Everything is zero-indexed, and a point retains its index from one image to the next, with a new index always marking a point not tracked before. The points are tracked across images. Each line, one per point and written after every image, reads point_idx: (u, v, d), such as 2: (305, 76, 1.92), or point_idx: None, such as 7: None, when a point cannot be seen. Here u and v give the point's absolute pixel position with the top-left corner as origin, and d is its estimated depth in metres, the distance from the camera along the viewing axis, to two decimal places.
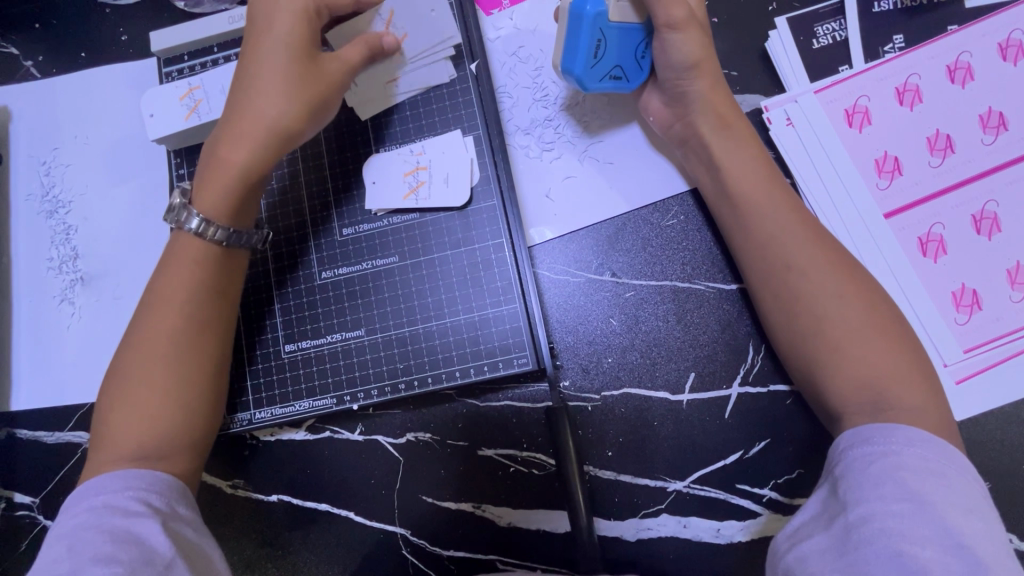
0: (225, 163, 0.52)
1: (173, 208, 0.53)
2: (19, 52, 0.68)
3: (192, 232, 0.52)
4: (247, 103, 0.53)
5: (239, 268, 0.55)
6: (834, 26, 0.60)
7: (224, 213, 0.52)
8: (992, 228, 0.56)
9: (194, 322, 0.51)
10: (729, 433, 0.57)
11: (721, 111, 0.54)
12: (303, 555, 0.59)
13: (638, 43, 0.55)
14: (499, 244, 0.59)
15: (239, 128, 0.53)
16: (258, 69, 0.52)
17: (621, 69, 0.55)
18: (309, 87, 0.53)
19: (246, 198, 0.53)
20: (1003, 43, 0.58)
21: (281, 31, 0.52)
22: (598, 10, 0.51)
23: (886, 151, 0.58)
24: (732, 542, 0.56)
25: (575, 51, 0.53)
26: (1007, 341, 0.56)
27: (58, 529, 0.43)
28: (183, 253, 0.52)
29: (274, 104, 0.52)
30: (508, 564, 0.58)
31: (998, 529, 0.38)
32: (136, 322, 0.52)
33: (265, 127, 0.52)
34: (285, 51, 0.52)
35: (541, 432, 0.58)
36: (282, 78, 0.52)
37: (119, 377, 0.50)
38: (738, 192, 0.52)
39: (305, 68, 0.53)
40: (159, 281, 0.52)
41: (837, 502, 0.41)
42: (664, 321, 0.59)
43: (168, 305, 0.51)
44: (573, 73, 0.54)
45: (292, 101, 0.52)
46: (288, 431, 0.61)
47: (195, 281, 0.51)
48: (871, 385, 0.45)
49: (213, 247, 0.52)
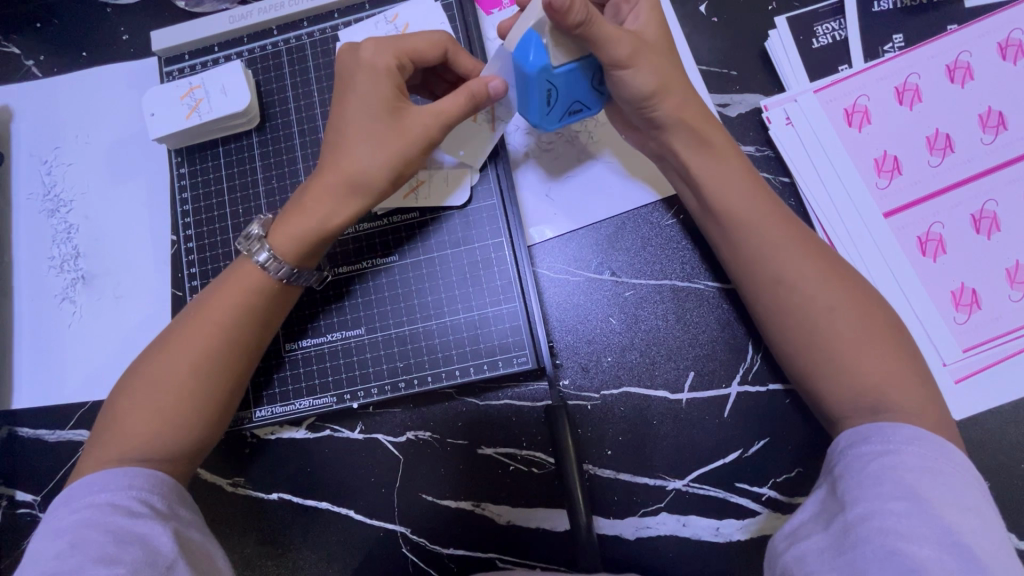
0: (307, 216, 0.50)
1: (249, 237, 0.51)
2: (20, 52, 0.68)
3: (260, 265, 0.51)
4: (332, 152, 0.50)
5: (289, 302, 0.55)
6: (833, 26, 0.60)
7: (294, 256, 0.51)
8: (991, 228, 0.57)
9: (236, 340, 0.50)
10: (727, 431, 0.57)
11: (695, 128, 0.52)
12: (303, 552, 0.59)
13: (592, 75, 0.50)
14: (499, 243, 0.60)
15: (324, 181, 0.50)
16: (348, 122, 0.50)
17: (581, 103, 0.52)
18: (397, 138, 0.49)
19: (317, 247, 0.52)
20: (1002, 43, 0.58)
21: (365, 83, 0.50)
22: (540, 65, 0.46)
23: (885, 150, 0.58)
24: (731, 540, 0.56)
25: (528, 99, 0.50)
26: (1006, 340, 0.56)
27: (57, 526, 0.43)
28: (239, 275, 0.51)
29: (362, 157, 0.49)
30: (508, 562, 0.58)
31: (996, 527, 0.38)
32: (174, 325, 0.51)
33: (348, 178, 0.49)
34: (377, 103, 0.49)
35: (540, 431, 0.59)
36: (368, 128, 0.49)
37: (138, 377, 0.49)
38: (722, 206, 0.51)
39: (389, 121, 0.49)
40: (210, 293, 0.51)
41: (837, 502, 0.41)
42: (665, 320, 0.59)
43: (207, 318, 0.50)
44: (527, 117, 0.52)
45: (380, 154, 0.49)
46: (288, 430, 0.61)
47: (241, 303, 0.51)
48: (867, 388, 0.44)
49: (274, 281, 0.51)
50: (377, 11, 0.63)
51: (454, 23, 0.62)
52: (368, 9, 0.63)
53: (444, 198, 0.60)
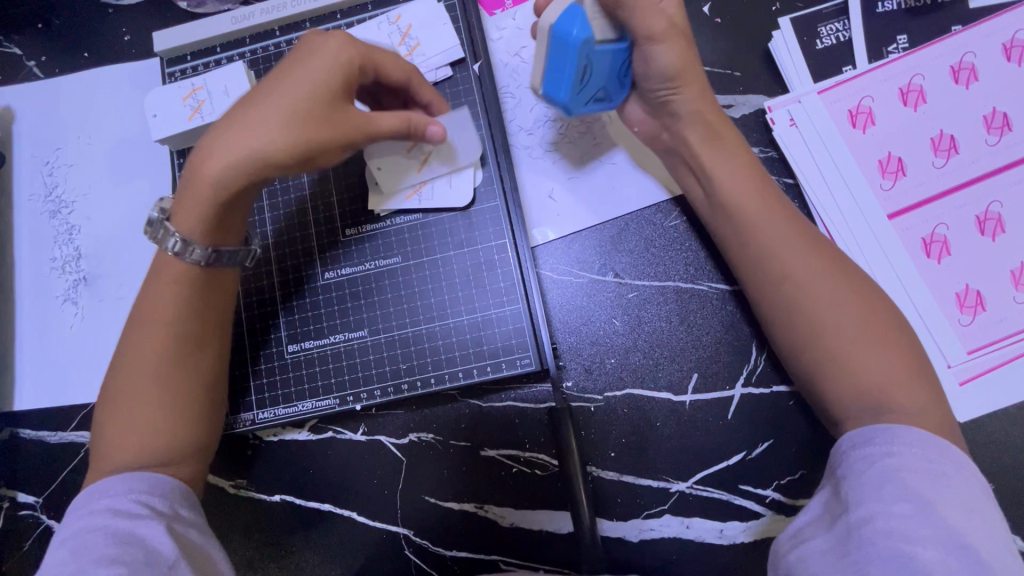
0: (198, 180, 0.45)
1: (153, 223, 0.50)
2: (22, 53, 0.68)
3: (171, 252, 0.49)
4: (244, 112, 0.45)
5: (232, 285, 0.54)
6: (838, 26, 0.60)
7: (197, 234, 0.48)
8: (996, 229, 0.56)
9: (180, 334, 0.50)
10: (731, 433, 0.57)
11: (710, 122, 0.53)
12: (305, 554, 0.59)
13: (620, 62, 0.52)
14: (503, 244, 0.59)
15: (226, 143, 0.45)
16: (275, 90, 0.46)
17: (605, 91, 0.53)
18: (316, 124, 0.45)
19: (204, 223, 0.47)
20: (1007, 43, 0.58)
21: (319, 66, 0.46)
22: (584, 36, 0.46)
23: (890, 151, 0.58)
24: (735, 542, 0.56)
25: (561, 79, 0.48)
26: (1011, 342, 0.55)
27: (65, 532, 0.43)
28: (166, 268, 0.50)
29: (273, 129, 0.44)
30: (511, 564, 0.58)
31: (1002, 529, 0.38)
32: (128, 333, 0.50)
33: (243, 148, 0.44)
34: (317, 86, 0.46)
35: (544, 432, 0.58)
36: (296, 101, 0.45)
37: (111, 393, 0.49)
38: (730, 203, 0.51)
39: (321, 106, 0.46)
40: (147, 293, 0.51)
41: (840, 503, 0.41)
42: (668, 321, 0.59)
43: (150, 319, 0.50)
44: (555, 100, 0.49)
45: (290, 130, 0.44)
46: (291, 431, 0.61)
47: (178, 295, 0.50)
48: (873, 388, 0.44)
49: (191, 266, 0.50)
50: (380, 11, 0.63)
51: (458, 24, 0.62)
52: (371, 9, 0.63)
53: (447, 199, 0.60)
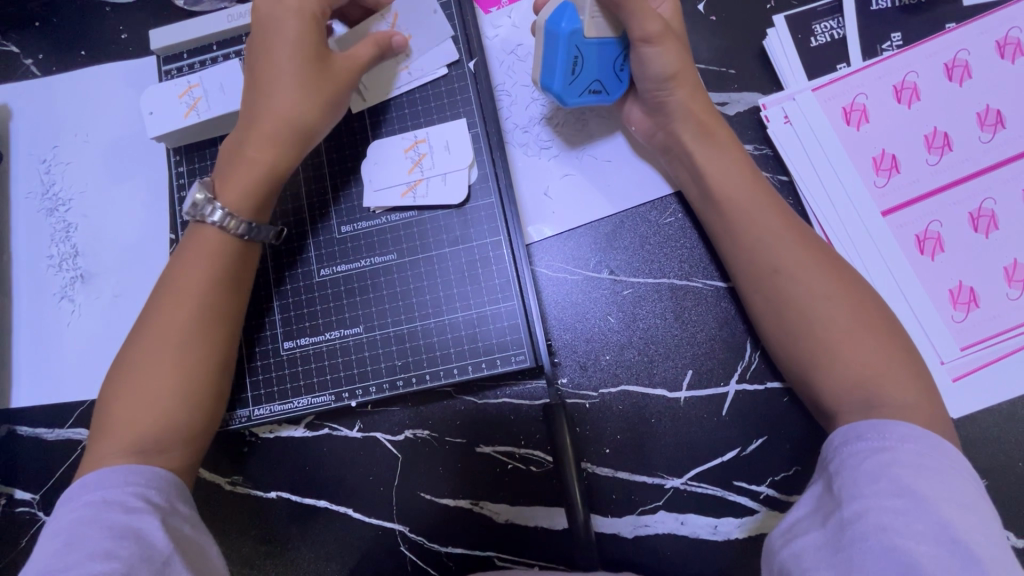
0: (249, 164, 0.53)
1: (195, 203, 0.53)
2: (19, 51, 0.68)
3: (212, 223, 0.53)
4: (262, 97, 0.54)
5: (250, 269, 0.55)
6: (832, 24, 0.60)
7: (246, 209, 0.54)
8: (989, 226, 0.57)
9: (202, 316, 0.51)
10: (726, 430, 0.57)
11: (702, 120, 0.54)
12: (301, 550, 0.59)
13: (616, 57, 0.54)
14: (498, 241, 0.60)
15: (258, 128, 0.53)
16: (273, 69, 0.53)
17: (601, 83, 0.54)
18: (325, 82, 0.54)
19: (266, 197, 0.55)
20: (1001, 41, 0.58)
21: (294, 36, 0.53)
22: (571, 28, 0.50)
23: (884, 149, 0.58)
24: (729, 538, 0.56)
25: (553, 67, 0.52)
26: (1005, 338, 0.56)
27: (57, 524, 0.43)
28: (202, 246, 0.52)
29: (292, 100, 0.53)
30: (506, 561, 0.58)
31: (995, 525, 0.38)
32: (148, 311, 0.52)
33: (280, 126, 0.53)
34: (303, 48, 0.53)
35: (539, 429, 0.59)
36: (296, 71, 0.53)
37: (123, 371, 0.50)
38: (722, 198, 0.52)
39: (316, 65, 0.53)
40: (174, 271, 0.52)
41: (833, 498, 0.41)
42: (663, 318, 0.59)
43: (175, 300, 0.51)
44: (549, 89, 0.53)
45: (308, 95, 0.53)
46: (287, 428, 0.61)
47: (205, 275, 0.52)
48: (865, 381, 0.44)
49: (233, 238, 0.53)
50: None
51: (453, 22, 0.62)
52: None
53: (443, 197, 0.60)
